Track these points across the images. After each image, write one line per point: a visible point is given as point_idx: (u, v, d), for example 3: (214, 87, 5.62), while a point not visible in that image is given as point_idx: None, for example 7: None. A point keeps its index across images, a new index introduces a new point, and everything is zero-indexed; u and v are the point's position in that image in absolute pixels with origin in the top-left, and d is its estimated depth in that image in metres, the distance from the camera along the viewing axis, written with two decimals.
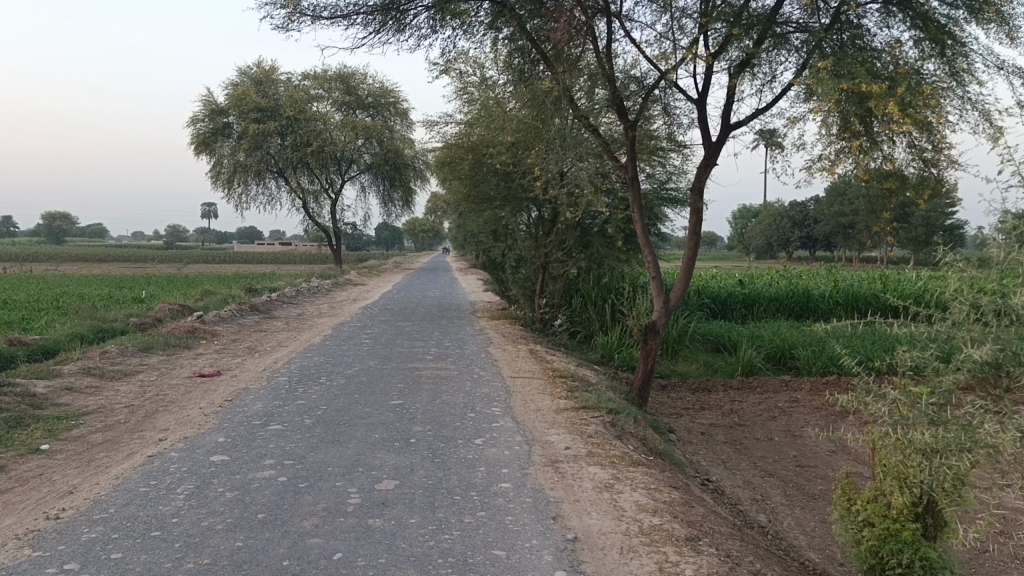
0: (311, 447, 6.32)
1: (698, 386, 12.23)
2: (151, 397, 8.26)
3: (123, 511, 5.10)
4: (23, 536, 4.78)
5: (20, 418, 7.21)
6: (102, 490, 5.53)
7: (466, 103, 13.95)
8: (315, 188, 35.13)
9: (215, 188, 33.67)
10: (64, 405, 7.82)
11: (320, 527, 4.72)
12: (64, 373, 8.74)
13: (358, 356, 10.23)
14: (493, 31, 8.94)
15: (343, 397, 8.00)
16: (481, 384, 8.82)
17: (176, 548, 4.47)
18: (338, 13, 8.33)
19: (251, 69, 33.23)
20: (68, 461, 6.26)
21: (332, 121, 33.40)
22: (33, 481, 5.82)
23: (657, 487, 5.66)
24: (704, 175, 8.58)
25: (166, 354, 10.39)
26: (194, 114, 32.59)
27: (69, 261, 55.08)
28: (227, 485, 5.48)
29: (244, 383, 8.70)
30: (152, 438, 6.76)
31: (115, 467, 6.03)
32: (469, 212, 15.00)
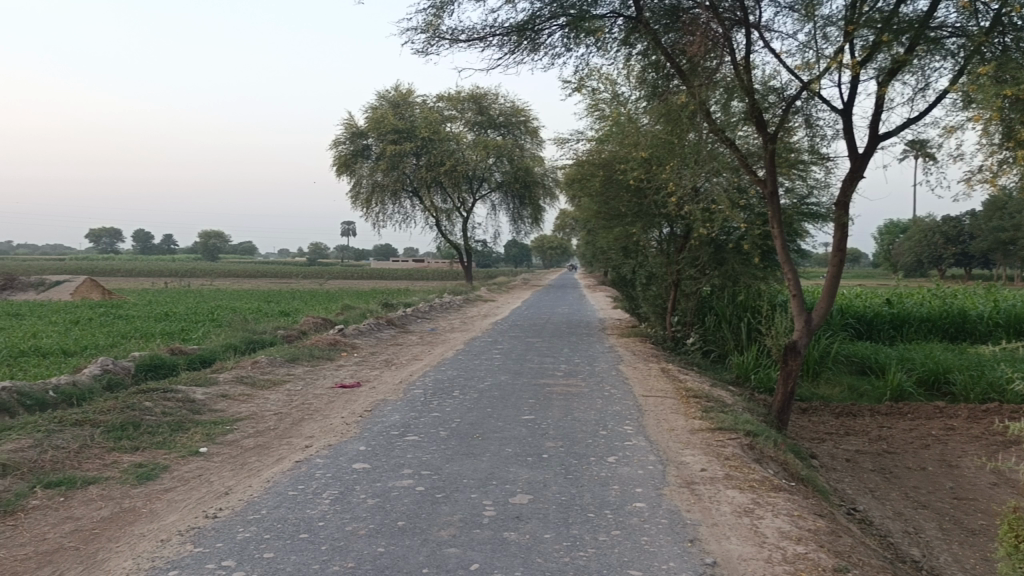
0: (446, 459, 6.46)
1: (843, 410, 11.65)
2: (298, 405, 8.69)
3: (274, 513, 5.38)
4: (186, 532, 5.15)
5: (182, 423, 7.78)
6: (254, 492, 5.86)
7: (597, 120, 13.95)
8: (448, 207, 36.06)
9: (355, 208, 35.22)
10: (220, 411, 8.34)
11: (458, 537, 4.82)
12: (220, 381, 9.34)
13: (490, 371, 10.40)
14: (627, 47, 8.97)
15: (476, 410, 8.13)
16: (613, 402, 8.73)
17: (323, 551, 4.67)
18: (474, 36, 8.54)
19: (389, 92, 34.54)
20: (224, 463, 6.67)
21: (464, 140, 34.30)
22: (194, 481, 6.25)
23: (800, 515, 5.41)
24: (850, 189, 8.19)
25: (311, 364, 10.92)
26: (337, 138, 34.29)
27: (222, 275, 59.07)
28: (368, 492, 5.68)
29: (383, 394, 9.02)
30: (298, 445, 7.10)
31: (266, 470, 6.38)
32: (600, 229, 14.97)
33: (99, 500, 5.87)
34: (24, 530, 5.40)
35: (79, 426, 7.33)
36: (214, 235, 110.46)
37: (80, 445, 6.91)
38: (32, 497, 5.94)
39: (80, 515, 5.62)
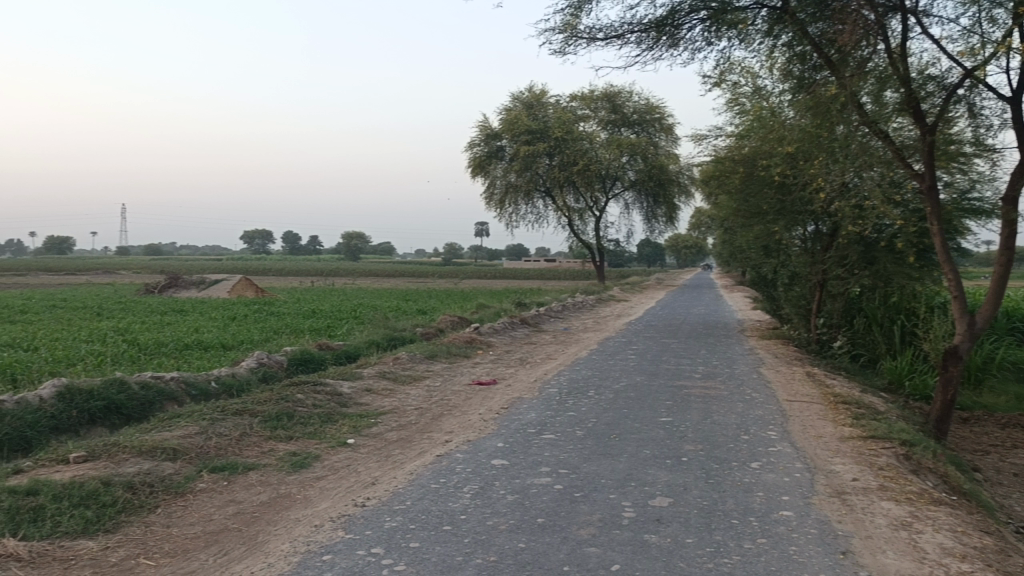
0: (584, 459, 6.45)
1: (1009, 421, 10.79)
2: (437, 401, 8.93)
3: (418, 504, 5.55)
4: (336, 519, 5.41)
5: (331, 415, 8.18)
6: (399, 484, 6.06)
7: (737, 115, 13.57)
8: (581, 206, 36.07)
9: (489, 209, 35.89)
10: (365, 404, 8.70)
11: (598, 537, 4.81)
12: (364, 376, 9.74)
13: (625, 371, 10.32)
14: (771, 38, 8.68)
15: (613, 410, 8.08)
16: (754, 406, 8.45)
17: (466, 543, 4.78)
18: (612, 33, 8.50)
19: (523, 94, 34.95)
20: (370, 455, 6.96)
21: (597, 140, 34.19)
22: (342, 470, 6.55)
23: (965, 531, 5.06)
24: (1020, 183, 7.58)
25: (448, 361, 11.20)
26: (472, 140, 35.05)
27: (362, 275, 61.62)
28: (508, 489, 5.77)
29: (519, 392, 9.13)
30: (439, 439, 7.29)
31: (410, 463, 6.60)
32: (739, 228, 14.55)
33: (257, 486, 6.26)
34: (193, 510, 5.83)
35: (239, 415, 7.84)
36: (356, 235, 115.02)
37: (240, 433, 7.40)
38: (199, 480, 6.40)
39: (241, 499, 6.01)
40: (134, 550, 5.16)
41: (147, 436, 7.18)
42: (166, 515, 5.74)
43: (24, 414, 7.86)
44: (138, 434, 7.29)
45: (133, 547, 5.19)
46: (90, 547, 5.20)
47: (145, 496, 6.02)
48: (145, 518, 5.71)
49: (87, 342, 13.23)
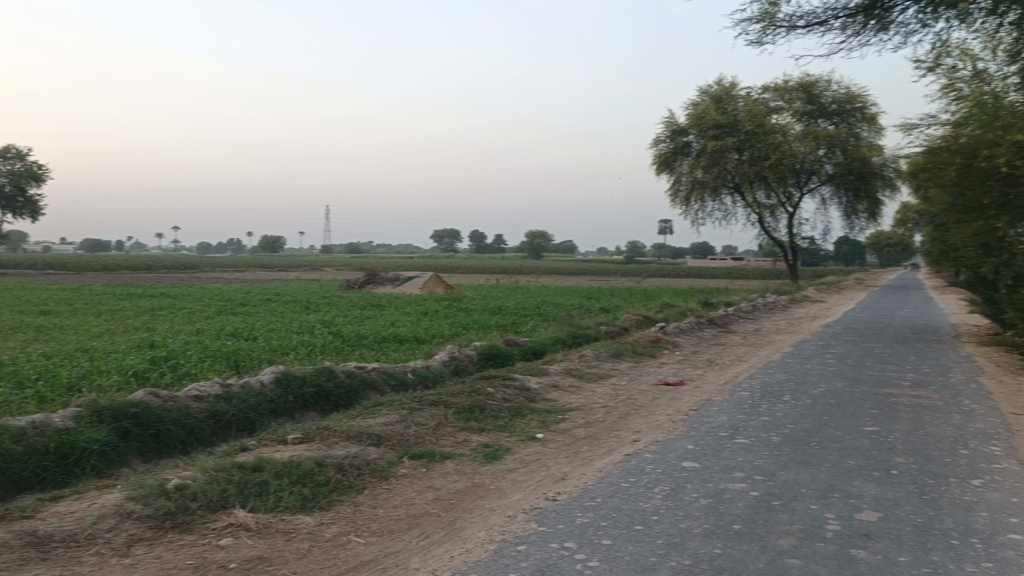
0: (781, 466, 6.19)
1: None
2: (624, 400, 8.90)
3: (609, 502, 5.57)
4: (529, 511, 5.54)
5: (520, 409, 8.38)
6: (589, 480, 6.11)
7: (955, 101, 12.46)
8: (772, 202, 34.61)
9: (674, 206, 35.30)
10: (553, 400, 8.84)
11: (799, 548, 4.60)
12: (551, 372, 9.89)
13: (823, 376, 9.78)
14: (997, 16, 7.92)
15: (810, 417, 7.70)
16: (974, 419, 7.73)
17: (659, 545, 4.74)
18: (814, 20, 8.08)
19: (712, 87, 34.03)
20: (559, 450, 7.06)
21: (791, 132, 32.64)
22: (533, 464, 6.70)
23: None
24: None
25: (634, 360, 11.13)
26: (657, 136, 34.62)
27: (545, 273, 62.38)
28: (701, 492, 5.65)
29: (708, 394, 8.91)
30: (627, 438, 7.26)
31: (599, 460, 6.63)
32: (954, 224, 13.36)
33: (453, 474, 6.54)
34: (396, 493, 6.19)
35: (434, 405, 8.23)
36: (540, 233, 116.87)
37: (436, 423, 7.77)
38: (401, 465, 6.80)
39: (439, 485, 6.31)
40: (345, 527, 5.56)
41: (353, 422, 7.74)
42: (372, 497, 6.14)
43: (248, 397, 8.74)
44: (345, 419, 7.87)
45: (345, 525, 5.60)
46: (307, 522, 5.67)
47: (353, 477, 6.48)
48: (353, 498, 6.14)
49: (298, 333, 14.42)
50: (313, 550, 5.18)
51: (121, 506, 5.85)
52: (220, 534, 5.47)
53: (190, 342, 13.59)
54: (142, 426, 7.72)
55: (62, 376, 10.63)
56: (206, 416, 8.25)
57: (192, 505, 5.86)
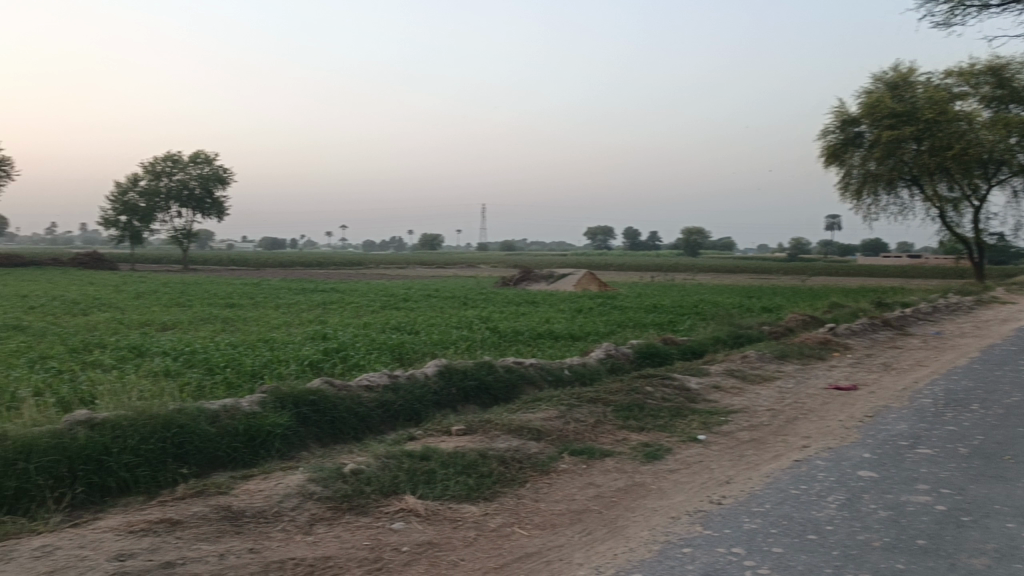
0: (971, 480, 5.74)
1: None
2: (791, 403, 8.56)
3: (779, 508, 5.37)
4: (693, 513, 5.45)
5: (680, 409, 8.25)
6: (756, 485, 5.93)
7: None
8: (955, 195, 32.13)
9: (843, 200, 33.56)
10: (714, 401, 8.63)
11: (995, 569, 4.25)
12: (713, 373, 9.67)
13: (1017, 384, 8.97)
14: None
15: (1003, 428, 7.08)
16: None
17: (834, 556, 4.52)
18: None
19: (887, 73, 32.06)
20: (723, 453, 6.89)
21: (979, 119, 30.15)
22: (696, 466, 6.57)
23: None
24: None
25: (801, 362, 10.67)
26: (826, 127, 33.02)
27: (702, 270, 60.85)
28: (879, 503, 5.34)
29: (884, 400, 8.40)
30: (796, 443, 6.98)
31: (765, 465, 6.41)
32: None
33: (614, 472, 6.54)
34: (557, 488, 6.26)
35: (593, 403, 8.26)
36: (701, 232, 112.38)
37: (596, 420, 7.79)
38: (562, 460, 6.87)
39: (600, 483, 6.32)
40: (509, 519, 5.69)
41: (515, 416, 7.91)
42: (534, 490, 6.24)
43: (414, 388, 9.15)
44: (506, 412, 8.07)
45: (509, 517, 5.72)
46: (473, 511, 5.84)
47: (516, 470, 6.61)
48: (516, 490, 6.27)
49: (458, 328, 14.88)
50: (480, 539, 5.33)
51: (303, 486, 6.29)
52: (392, 518, 5.75)
53: (358, 334, 14.34)
54: (319, 412, 8.27)
55: (247, 363, 11.53)
56: (375, 405, 8.71)
57: (367, 489, 6.20)
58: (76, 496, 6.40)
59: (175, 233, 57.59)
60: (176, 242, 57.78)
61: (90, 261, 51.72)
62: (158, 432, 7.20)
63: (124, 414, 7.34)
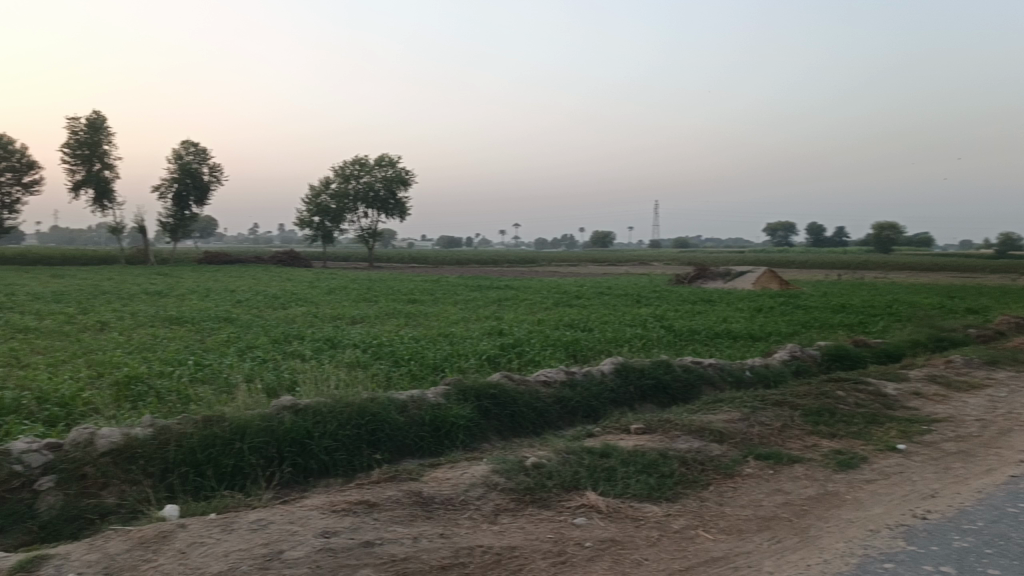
0: None
1: None
2: (1004, 414, 7.82)
3: (994, 527, 4.93)
4: (894, 527, 5.11)
5: (876, 416, 7.76)
6: (966, 501, 5.46)
7: None
8: None
9: None
10: (914, 409, 8.05)
11: None
12: (911, 379, 9.03)
13: None
14: None
15: None
16: None
17: None
18: None
19: None
20: (926, 464, 6.40)
21: None
22: (895, 477, 6.16)
23: None
24: None
25: (1015, 369, 9.73)
26: None
27: (894, 268, 56.69)
28: None
29: None
30: (1012, 458, 6.37)
31: (976, 479, 5.90)
32: None
33: (804, 480, 6.24)
34: (742, 493, 6.07)
35: (779, 406, 7.96)
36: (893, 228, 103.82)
37: (782, 424, 7.50)
38: (746, 464, 6.65)
39: (789, 489, 6.06)
40: (693, 521, 5.58)
41: (695, 417, 7.77)
42: (718, 493, 6.09)
43: (591, 386, 9.20)
44: (686, 412, 7.94)
45: (693, 519, 5.62)
46: (655, 511, 5.78)
47: (698, 472, 6.48)
48: (699, 492, 6.14)
49: (632, 326, 14.77)
50: (663, 539, 5.27)
51: (488, 477, 6.50)
52: (574, 513, 5.81)
53: (533, 331, 14.58)
54: (500, 406, 8.50)
55: (429, 357, 12.03)
56: (553, 401, 8.84)
57: (549, 483, 6.31)
58: (283, 475, 6.96)
59: (361, 232, 61.15)
60: (362, 241, 61.32)
61: (287, 259, 55.96)
62: (353, 419, 7.68)
63: (323, 402, 7.90)
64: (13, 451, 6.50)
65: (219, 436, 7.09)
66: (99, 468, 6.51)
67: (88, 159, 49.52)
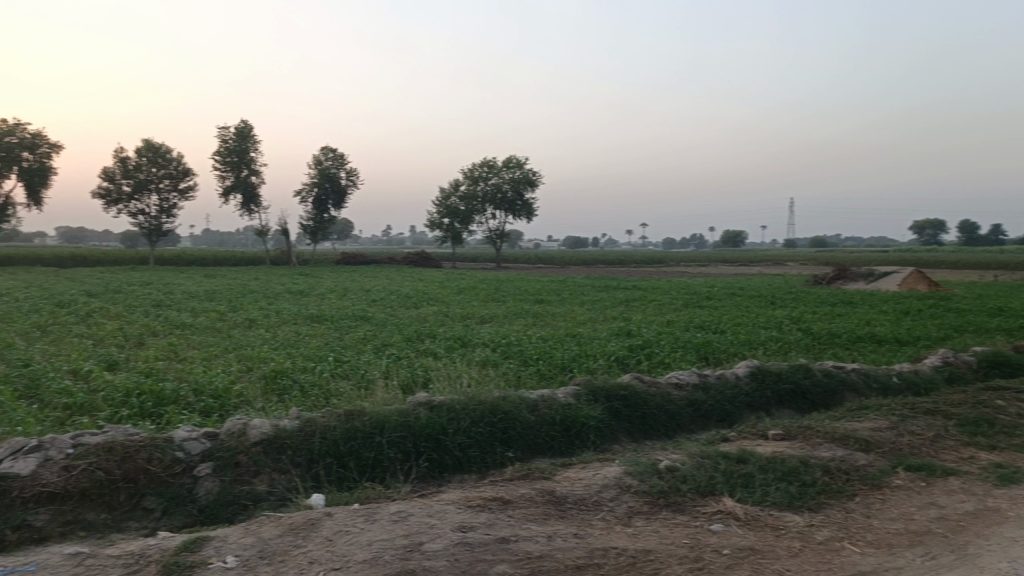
0: None
1: None
2: None
3: None
4: None
5: None
6: None
7: None
8: None
9: None
10: None
11: None
12: None
13: None
14: None
15: None
16: None
17: None
18: None
19: None
20: None
21: None
22: None
23: None
24: None
25: None
26: None
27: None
28: None
29: None
30: None
31: None
32: None
33: (961, 494, 5.86)
34: (892, 505, 5.76)
35: (930, 416, 7.52)
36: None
37: (934, 435, 7.08)
38: (895, 475, 6.31)
39: (944, 503, 5.70)
40: (838, 532, 5.35)
41: (838, 424, 7.45)
42: (865, 505, 5.80)
43: (725, 389, 8.98)
44: (828, 419, 7.63)
45: (838, 530, 5.38)
46: (797, 521, 5.58)
47: (842, 482, 6.20)
48: (844, 503, 5.87)
49: (766, 328, 14.30)
50: (806, 550, 5.07)
51: (621, 479, 6.48)
52: (710, 519, 5.69)
53: (662, 332, 14.37)
54: (631, 407, 8.43)
55: (557, 356, 12.08)
56: (686, 404, 8.68)
57: (683, 487, 6.20)
58: (420, 470, 7.19)
59: (489, 233, 62.16)
60: (490, 242, 62.31)
61: (419, 260, 57.62)
62: (485, 417, 7.82)
63: (456, 399, 8.07)
64: (176, 438, 6.96)
65: (360, 429, 7.39)
66: (251, 457, 6.89)
67: (237, 166, 52.83)
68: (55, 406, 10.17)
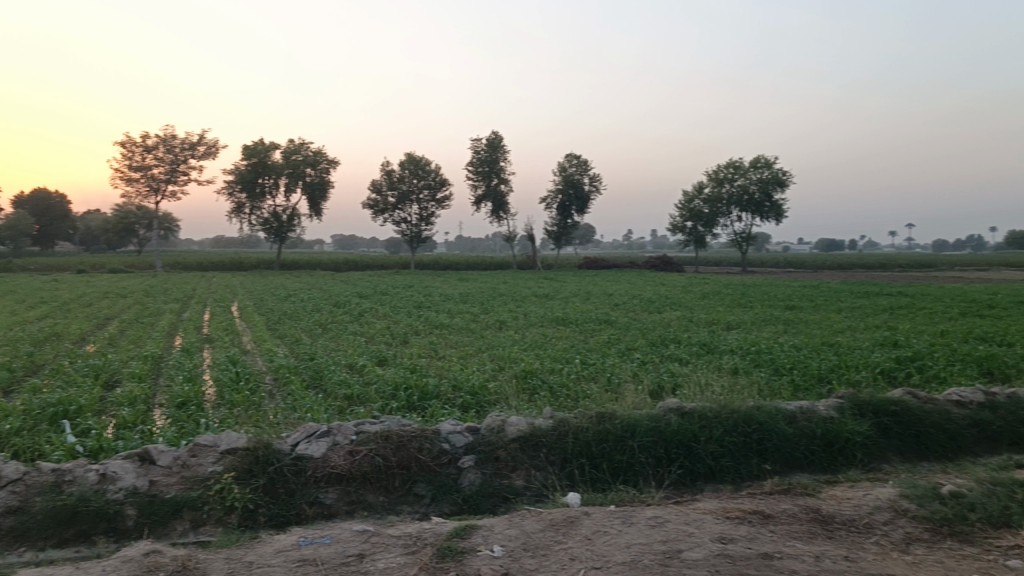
0: None
1: None
2: None
3: None
4: None
5: None
6: None
7: None
8: None
9: None
10: None
11: None
12: None
13: None
14: None
15: None
16: None
17: None
18: None
19: None
20: None
21: None
22: None
23: None
24: None
25: None
26: None
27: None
28: None
29: None
30: None
31: None
32: None
33: None
34: None
35: None
36: None
37: None
38: None
39: None
40: None
41: None
42: None
43: (1016, 411, 8.04)
44: None
45: None
46: None
47: None
48: None
49: None
50: None
51: (895, 503, 6.01)
52: (1006, 554, 5.10)
53: (935, 343, 13.09)
54: (902, 425, 7.79)
55: (813, 366, 11.43)
56: (968, 424, 7.88)
57: (971, 516, 5.62)
58: (672, 477, 7.15)
59: (734, 236, 60.27)
60: (735, 245, 60.35)
61: (661, 264, 57.17)
62: (740, 426, 7.58)
63: (708, 406, 7.89)
64: (442, 431, 7.45)
65: (612, 432, 7.46)
66: (509, 452, 7.22)
67: (488, 175, 55.64)
68: (337, 395, 11.35)
